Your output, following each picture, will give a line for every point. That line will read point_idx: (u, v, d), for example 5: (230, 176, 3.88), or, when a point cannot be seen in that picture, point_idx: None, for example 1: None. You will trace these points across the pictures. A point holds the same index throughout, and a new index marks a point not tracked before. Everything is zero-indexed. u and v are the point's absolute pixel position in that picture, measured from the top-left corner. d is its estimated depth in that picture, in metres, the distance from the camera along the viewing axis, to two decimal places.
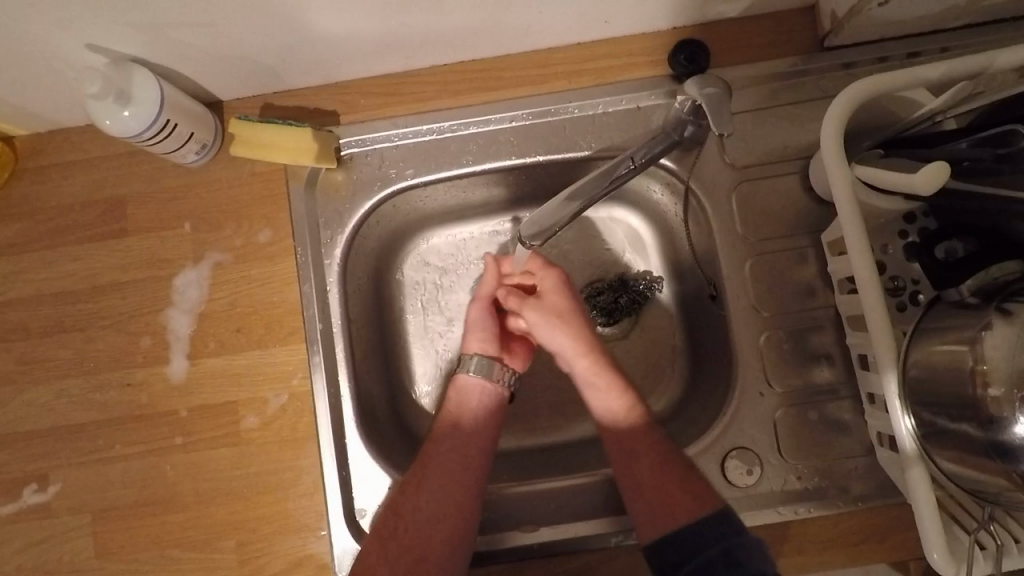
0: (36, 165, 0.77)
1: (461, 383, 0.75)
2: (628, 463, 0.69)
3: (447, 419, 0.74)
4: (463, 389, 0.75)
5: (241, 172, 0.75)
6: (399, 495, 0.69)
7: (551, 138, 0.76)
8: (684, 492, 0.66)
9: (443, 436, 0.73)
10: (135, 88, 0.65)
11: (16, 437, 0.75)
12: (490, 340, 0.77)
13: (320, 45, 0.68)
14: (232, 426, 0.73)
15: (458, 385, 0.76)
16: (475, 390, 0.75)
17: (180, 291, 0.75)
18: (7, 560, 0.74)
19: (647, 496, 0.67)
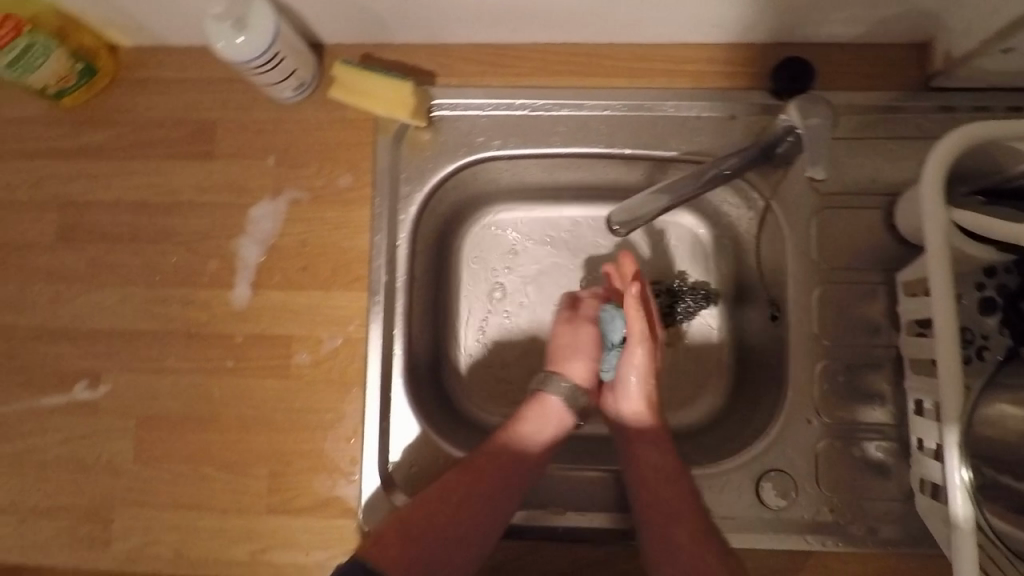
0: (137, 77, 0.79)
1: (547, 404, 0.74)
2: (670, 522, 0.68)
3: (513, 442, 0.71)
4: (547, 411, 0.73)
5: (331, 115, 0.77)
6: (438, 497, 0.67)
7: (641, 132, 0.76)
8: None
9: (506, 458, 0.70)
10: (252, 16, 0.66)
11: (76, 333, 0.77)
12: (592, 371, 0.76)
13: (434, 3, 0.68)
14: (283, 360, 0.75)
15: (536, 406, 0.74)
16: (559, 419, 0.74)
17: (254, 221, 0.76)
18: (49, 449, 0.76)
19: (680, 546, 0.66)
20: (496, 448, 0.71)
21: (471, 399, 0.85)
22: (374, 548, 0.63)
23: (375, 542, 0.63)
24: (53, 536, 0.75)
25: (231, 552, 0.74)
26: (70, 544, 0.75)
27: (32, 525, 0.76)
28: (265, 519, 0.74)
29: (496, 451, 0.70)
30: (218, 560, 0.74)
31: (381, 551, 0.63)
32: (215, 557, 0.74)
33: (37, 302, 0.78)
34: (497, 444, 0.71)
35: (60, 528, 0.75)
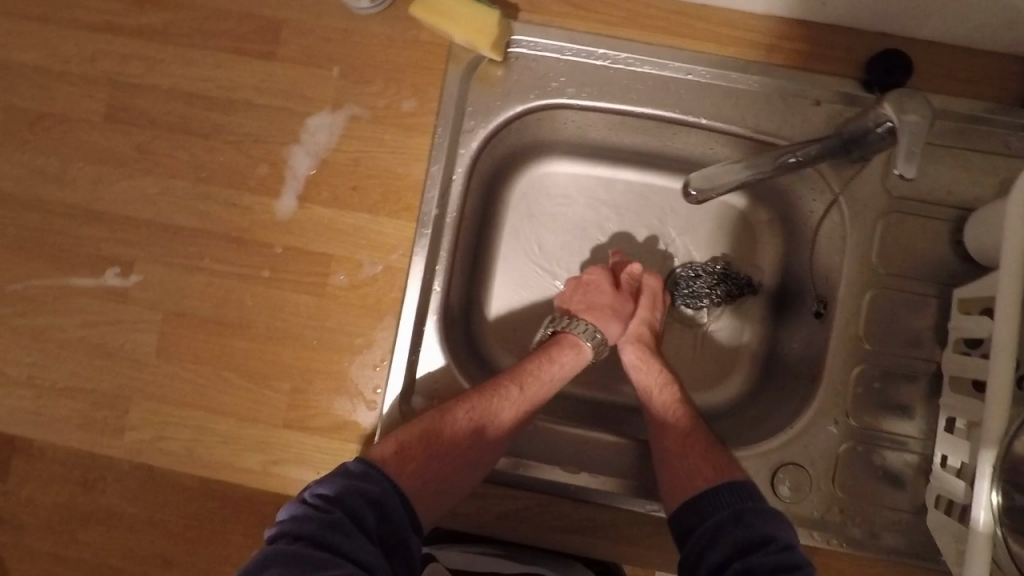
0: None
1: (571, 344, 0.75)
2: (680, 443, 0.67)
3: (542, 382, 0.72)
4: (573, 353, 0.74)
5: (405, 34, 0.73)
6: (458, 414, 0.67)
7: (720, 104, 0.73)
8: (708, 462, 0.65)
9: (532, 395, 0.71)
10: None
11: (112, 218, 0.75)
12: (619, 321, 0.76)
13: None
14: (320, 278, 0.73)
15: (563, 349, 0.74)
16: (571, 358, 0.74)
17: (310, 132, 0.74)
18: (72, 330, 0.75)
19: (675, 456, 0.67)
20: (523, 381, 0.71)
21: (496, 349, 0.84)
22: (391, 453, 0.64)
23: (394, 451, 0.64)
24: (67, 416, 0.75)
25: (243, 459, 0.74)
26: (83, 427, 0.75)
27: (47, 402, 0.75)
28: (280, 432, 0.74)
29: (524, 384, 0.71)
30: (229, 466, 0.74)
31: (398, 460, 0.64)
32: (226, 461, 0.74)
33: (76, 181, 0.76)
34: (525, 379, 0.71)
35: (76, 410, 0.75)
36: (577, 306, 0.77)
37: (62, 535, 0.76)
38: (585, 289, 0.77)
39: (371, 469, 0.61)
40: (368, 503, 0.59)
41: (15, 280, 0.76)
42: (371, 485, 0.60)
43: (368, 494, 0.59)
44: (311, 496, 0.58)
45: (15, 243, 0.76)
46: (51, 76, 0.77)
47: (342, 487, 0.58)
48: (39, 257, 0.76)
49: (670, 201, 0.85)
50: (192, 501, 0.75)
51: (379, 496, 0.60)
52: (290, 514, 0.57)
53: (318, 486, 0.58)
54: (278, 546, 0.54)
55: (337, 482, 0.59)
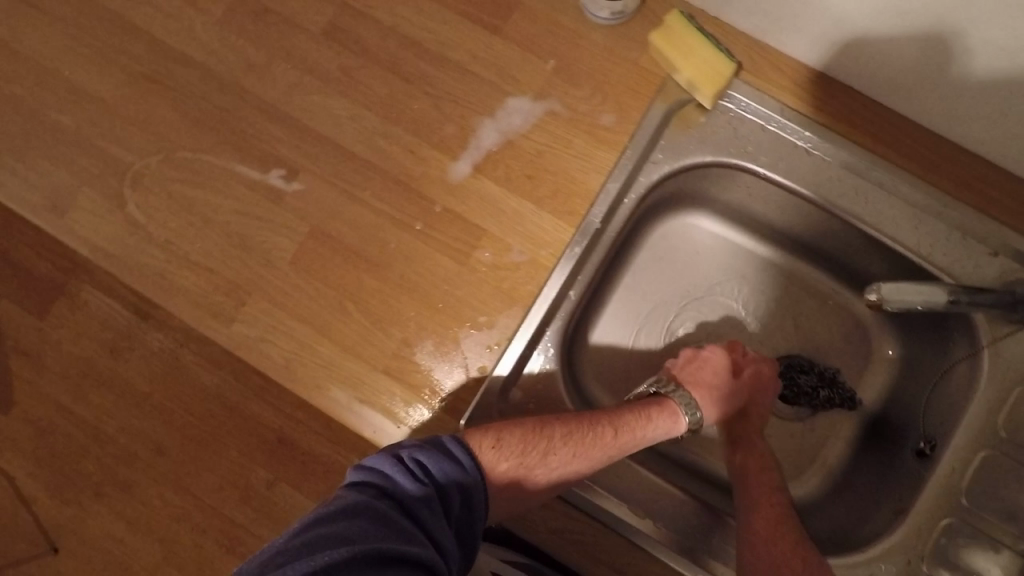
0: None
1: (670, 412, 0.74)
2: (766, 537, 0.66)
3: (639, 433, 0.71)
4: (669, 420, 0.74)
5: (626, 52, 0.75)
6: (557, 435, 0.68)
7: (901, 224, 0.72)
8: (795, 553, 0.64)
9: (626, 442, 0.70)
10: None
11: (295, 124, 0.78)
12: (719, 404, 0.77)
13: (810, 4, 0.66)
14: (467, 248, 0.75)
15: (661, 409, 0.74)
16: (667, 423, 0.74)
17: (506, 111, 0.76)
18: (222, 212, 0.78)
19: (760, 543, 0.66)
20: (624, 427, 0.70)
21: (589, 369, 0.85)
22: (487, 446, 0.65)
23: (490, 445, 0.65)
24: (186, 289, 0.77)
25: (333, 387, 0.75)
26: (196, 304, 0.77)
27: (173, 269, 0.78)
28: (377, 376, 0.75)
29: (624, 430, 0.70)
30: (318, 389, 0.75)
31: (492, 455, 0.65)
32: (317, 384, 0.75)
33: (276, 79, 0.79)
34: (624, 426, 0.71)
35: (196, 286, 0.77)
36: (686, 378, 0.78)
37: (81, 384, 0.95)
38: (701, 362, 0.78)
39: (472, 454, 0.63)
40: (455, 487, 0.60)
41: (187, 149, 0.79)
42: (463, 471, 0.61)
43: (459, 478, 0.61)
44: (406, 460, 0.59)
45: (200, 116, 0.79)
46: None
47: (437, 464, 0.60)
48: (217, 136, 0.79)
49: (796, 292, 0.88)
50: (192, 416, 0.93)
51: (466, 485, 0.61)
52: (382, 469, 0.58)
53: (416, 452, 0.60)
54: (370, 496, 0.55)
55: (434, 456, 0.60)
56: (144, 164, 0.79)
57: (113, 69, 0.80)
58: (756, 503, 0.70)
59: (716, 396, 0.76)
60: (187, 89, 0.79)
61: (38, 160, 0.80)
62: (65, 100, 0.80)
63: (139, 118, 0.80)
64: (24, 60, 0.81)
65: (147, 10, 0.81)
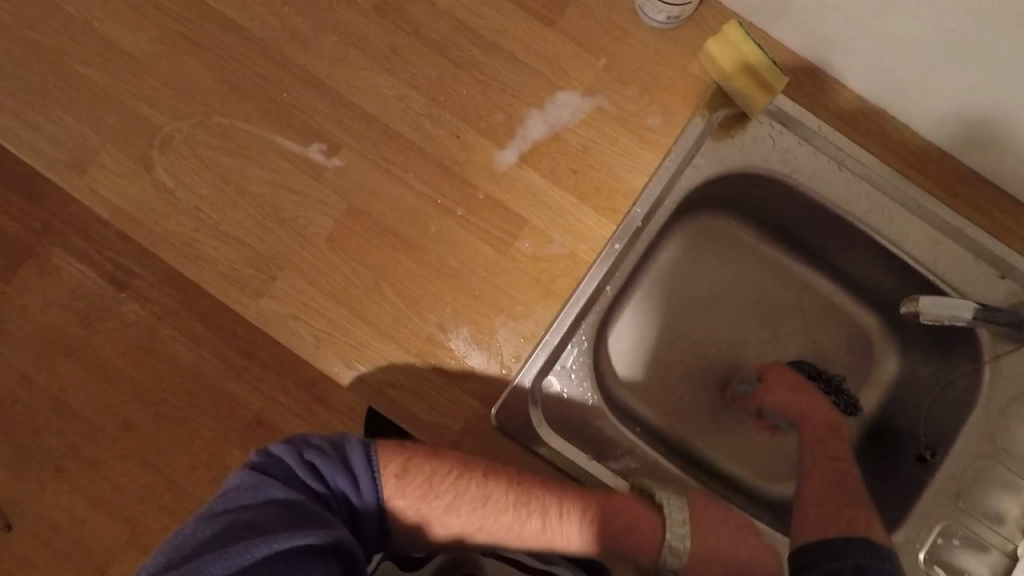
0: None
1: (641, 533, 0.71)
2: (833, 498, 0.73)
3: (547, 521, 0.68)
4: (581, 531, 0.69)
5: (675, 56, 0.77)
6: (471, 489, 0.68)
7: (918, 240, 0.77)
8: (851, 515, 0.70)
9: (532, 522, 0.68)
10: None
11: (340, 99, 0.77)
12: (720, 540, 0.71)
13: (860, 28, 0.70)
14: (508, 236, 0.75)
15: (643, 521, 0.71)
16: (585, 533, 0.69)
17: (555, 104, 0.77)
18: (257, 181, 0.76)
19: (811, 504, 0.73)
20: (542, 510, 0.68)
21: (609, 364, 0.87)
22: (405, 478, 0.66)
23: (404, 476, 0.66)
24: (214, 259, 0.75)
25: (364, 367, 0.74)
26: (224, 274, 0.75)
27: (200, 238, 0.75)
28: (409, 359, 0.74)
29: (541, 514, 0.68)
30: (348, 369, 0.74)
31: (400, 485, 0.66)
32: (347, 363, 0.74)
33: (323, 52, 0.77)
34: (538, 506, 0.68)
35: (224, 257, 0.75)
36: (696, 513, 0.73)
37: None
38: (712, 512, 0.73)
39: (375, 476, 0.65)
40: (347, 501, 0.63)
41: (224, 115, 0.77)
42: (360, 489, 0.63)
43: (354, 493, 0.63)
44: (311, 459, 0.62)
45: (239, 84, 0.77)
46: None
47: (335, 474, 0.62)
48: (255, 105, 0.77)
49: (807, 300, 0.92)
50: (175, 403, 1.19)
51: (361, 503, 0.63)
52: (285, 464, 0.61)
53: (320, 454, 0.62)
54: (267, 487, 0.57)
55: (335, 464, 0.62)
56: (176, 127, 0.77)
57: (149, 27, 0.78)
58: (808, 469, 0.77)
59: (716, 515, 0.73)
60: (229, 56, 0.78)
61: (61, 114, 0.77)
62: (95, 54, 0.77)
63: (174, 79, 0.77)
64: (52, 7, 0.78)
65: None
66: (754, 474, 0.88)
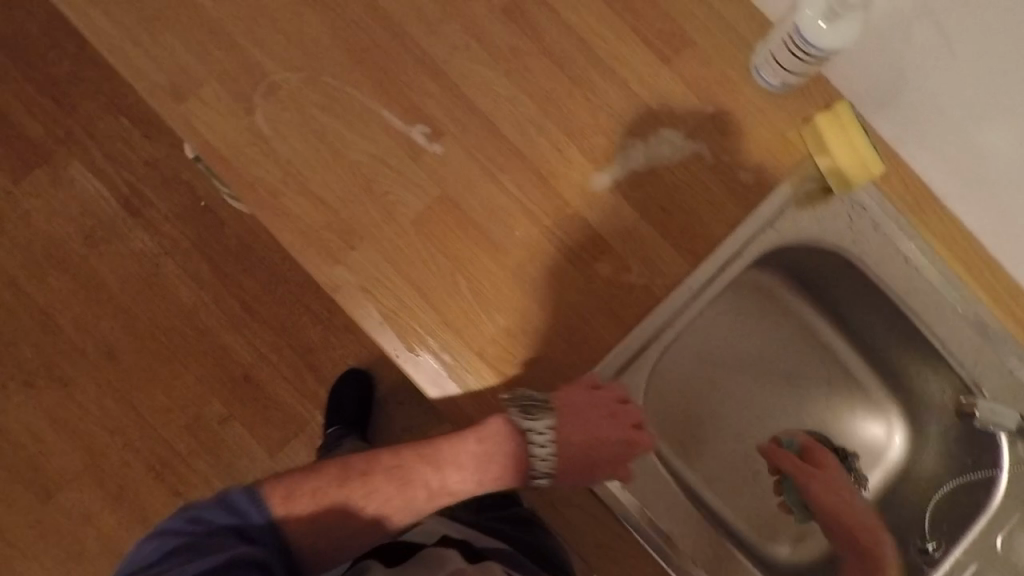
0: None
1: (505, 427, 0.69)
2: None
3: (443, 478, 0.68)
4: (498, 475, 0.69)
5: (781, 118, 0.79)
6: (354, 488, 0.65)
7: (962, 343, 0.81)
8: None
9: (432, 487, 0.67)
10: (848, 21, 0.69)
11: (453, 88, 0.77)
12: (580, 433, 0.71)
13: (960, 138, 0.73)
14: (589, 256, 0.77)
15: (512, 443, 0.69)
16: (502, 471, 0.69)
17: (657, 140, 0.79)
18: (355, 149, 0.76)
19: None
20: (425, 484, 0.67)
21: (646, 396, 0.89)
22: (283, 496, 0.62)
23: (284, 496, 0.62)
24: (294, 216, 0.75)
25: (424, 355, 0.75)
26: (298, 233, 0.74)
27: (286, 191, 0.75)
28: (468, 356, 0.75)
29: (430, 484, 0.67)
30: (410, 352, 0.74)
31: (289, 503, 0.62)
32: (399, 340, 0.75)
33: (445, 40, 0.78)
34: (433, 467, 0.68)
35: (303, 216, 0.75)
36: (583, 443, 0.71)
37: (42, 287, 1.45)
38: (597, 442, 0.72)
39: (267, 511, 0.61)
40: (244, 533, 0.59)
41: (337, 78, 0.77)
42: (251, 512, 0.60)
43: (249, 520, 0.59)
44: (192, 511, 0.58)
45: (358, 51, 0.77)
46: None
47: (217, 514, 0.58)
48: (369, 74, 0.77)
49: (835, 374, 0.96)
50: None
51: (262, 522, 0.60)
52: (167, 525, 0.57)
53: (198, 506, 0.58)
54: (167, 540, 0.55)
55: (218, 506, 0.58)
56: (285, 78, 0.76)
57: None
58: None
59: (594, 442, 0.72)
60: (353, 22, 0.78)
61: (171, 38, 0.76)
62: None
63: (293, 31, 0.77)
64: None
65: None
66: (780, 541, 0.90)
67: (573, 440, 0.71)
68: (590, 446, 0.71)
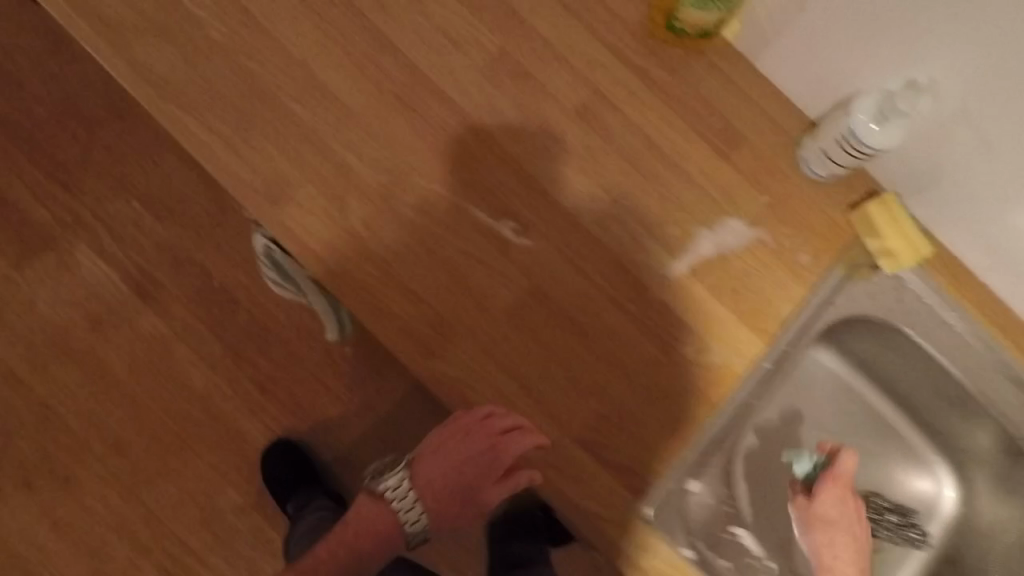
0: (719, 63, 0.89)
1: (371, 500, 0.86)
2: None
3: (378, 520, 0.85)
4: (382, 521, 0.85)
5: (830, 205, 0.87)
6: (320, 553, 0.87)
7: (1009, 402, 0.88)
8: None
9: (364, 536, 0.85)
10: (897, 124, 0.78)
11: (536, 185, 0.82)
12: (459, 462, 0.83)
13: (999, 226, 0.79)
14: (672, 340, 0.81)
15: (380, 516, 0.85)
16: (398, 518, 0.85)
17: (723, 228, 0.85)
18: (447, 246, 0.79)
19: None
20: (370, 530, 0.85)
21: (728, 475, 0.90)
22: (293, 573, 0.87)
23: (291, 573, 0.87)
24: (390, 313, 0.77)
25: (520, 443, 0.78)
26: (395, 329, 0.77)
27: (382, 289, 0.77)
28: (563, 441, 0.79)
29: (359, 535, 0.85)
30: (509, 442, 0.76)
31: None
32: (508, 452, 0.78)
33: (525, 139, 0.83)
34: (360, 530, 0.85)
35: (400, 312, 0.77)
36: (456, 462, 0.83)
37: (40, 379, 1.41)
38: (456, 446, 0.82)
39: None
40: None
41: (426, 179, 0.80)
42: None
43: None
44: None
45: (444, 150, 0.81)
46: (552, 55, 0.86)
47: None
48: (456, 173, 0.81)
49: (887, 436, 1.00)
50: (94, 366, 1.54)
51: None
52: None
53: None
54: None
55: None
56: (377, 179, 0.79)
57: (367, 83, 0.81)
58: None
59: (458, 453, 0.82)
60: (438, 123, 0.81)
61: (264, 144, 0.78)
62: (310, 98, 0.80)
63: (381, 134, 0.80)
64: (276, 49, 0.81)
65: (411, 42, 0.83)
66: None
67: (448, 468, 0.83)
68: (465, 483, 0.83)
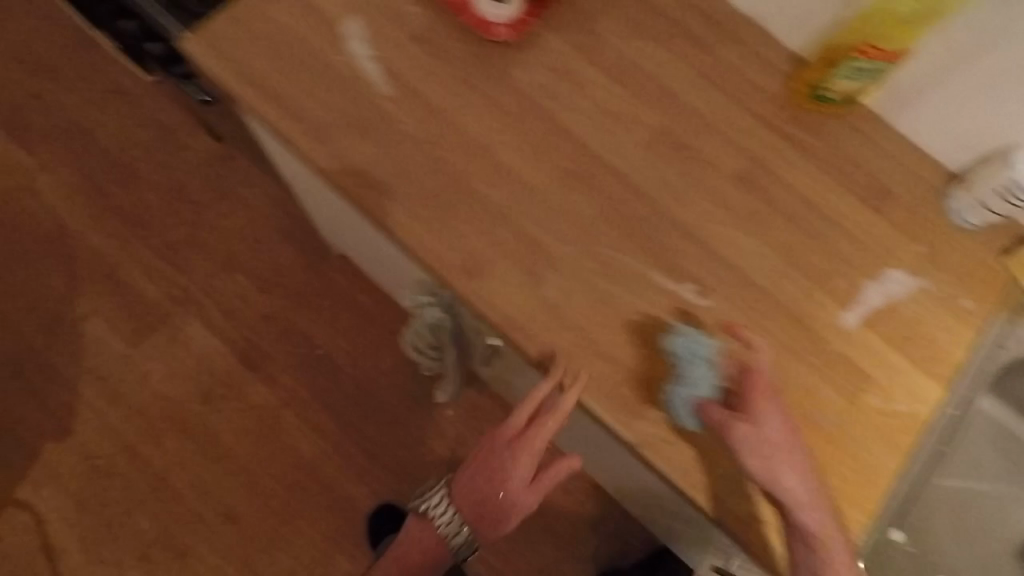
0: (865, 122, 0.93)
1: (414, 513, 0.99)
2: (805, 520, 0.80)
3: (428, 533, 0.98)
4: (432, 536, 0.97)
5: (987, 250, 0.90)
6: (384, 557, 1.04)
7: None
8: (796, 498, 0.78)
9: (423, 547, 0.99)
10: None
11: (711, 249, 0.86)
12: (486, 481, 0.90)
13: None
14: (854, 390, 0.84)
15: (427, 533, 0.98)
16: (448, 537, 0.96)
17: (887, 279, 0.88)
18: (636, 312, 0.84)
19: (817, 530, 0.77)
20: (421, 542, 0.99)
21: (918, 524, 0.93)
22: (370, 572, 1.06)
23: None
24: (594, 378, 0.83)
25: (731, 499, 0.82)
26: (602, 394, 0.82)
27: (582, 356, 0.83)
28: (772, 494, 0.82)
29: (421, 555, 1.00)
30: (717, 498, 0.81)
31: None
32: (723, 511, 0.81)
33: (695, 206, 0.87)
34: (413, 538, 1.00)
35: (603, 377, 0.83)
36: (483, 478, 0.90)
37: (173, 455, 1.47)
38: (484, 470, 0.90)
39: None
40: None
41: (610, 249, 0.85)
42: None
43: None
44: None
45: (622, 221, 0.86)
46: (710, 125, 0.90)
47: None
48: (636, 242, 0.86)
49: None
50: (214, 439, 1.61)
51: None
52: None
53: None
54: None
55: None
56: (567, 252, 0.84)
57: (546, 160, 0.86)
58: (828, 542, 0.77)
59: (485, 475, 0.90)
60: (614, 195, 0.87)
61: (461, 226, 0.84)
62: (496, 178, 0.85)
63: (564, 210, 0.86)
64: (461, 133, 0.86)
65: (579, 118, 0.88)
66: None
67: (481, 491, 0.90)
68: (492, 492, 0.90)
